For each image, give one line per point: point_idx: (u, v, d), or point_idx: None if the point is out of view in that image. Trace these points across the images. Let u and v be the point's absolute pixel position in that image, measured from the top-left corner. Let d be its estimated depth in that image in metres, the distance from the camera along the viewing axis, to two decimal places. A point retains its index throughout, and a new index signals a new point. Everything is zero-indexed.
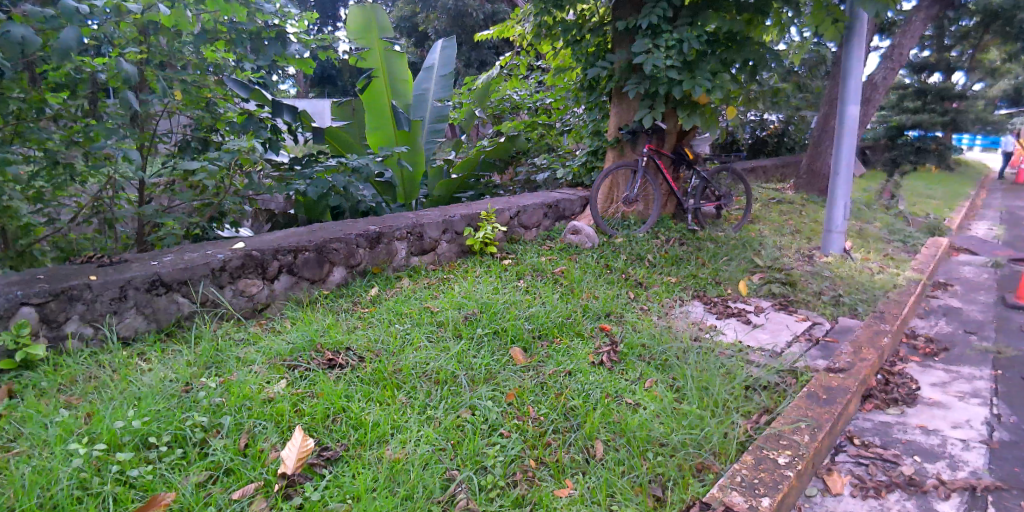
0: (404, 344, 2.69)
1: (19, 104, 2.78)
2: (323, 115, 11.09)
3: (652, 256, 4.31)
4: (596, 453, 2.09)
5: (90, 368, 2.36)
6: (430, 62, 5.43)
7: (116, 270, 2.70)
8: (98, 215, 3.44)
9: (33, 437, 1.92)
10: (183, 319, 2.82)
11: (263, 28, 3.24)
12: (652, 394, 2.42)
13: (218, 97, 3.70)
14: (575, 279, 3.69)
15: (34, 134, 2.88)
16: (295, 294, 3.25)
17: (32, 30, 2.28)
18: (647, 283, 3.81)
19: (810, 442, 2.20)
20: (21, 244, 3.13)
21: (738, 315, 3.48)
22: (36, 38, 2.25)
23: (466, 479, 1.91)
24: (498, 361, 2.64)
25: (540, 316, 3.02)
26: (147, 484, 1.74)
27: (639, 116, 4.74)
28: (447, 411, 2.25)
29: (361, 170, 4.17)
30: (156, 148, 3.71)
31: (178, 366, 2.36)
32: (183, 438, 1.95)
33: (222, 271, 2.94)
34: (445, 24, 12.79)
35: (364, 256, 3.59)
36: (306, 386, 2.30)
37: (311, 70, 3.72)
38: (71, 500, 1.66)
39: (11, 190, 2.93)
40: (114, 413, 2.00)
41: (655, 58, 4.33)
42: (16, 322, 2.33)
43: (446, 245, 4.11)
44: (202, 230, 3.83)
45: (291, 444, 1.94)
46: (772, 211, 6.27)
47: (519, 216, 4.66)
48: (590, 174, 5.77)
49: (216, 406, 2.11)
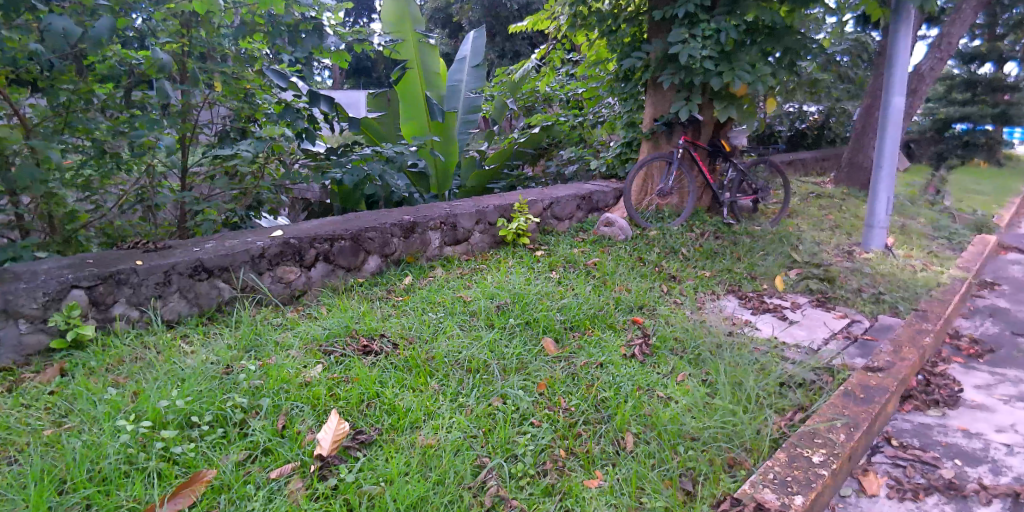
0: (436, 332, 2.73)
1: (67, 95, 2.92)
2: (358, 106, 11.17)
3: (687, 249, 4.24)
4: (627, 444, 2.09)
5: (136, 349, 2.46)
6: (463, 53, 5.44)
7: (161, 255, 2.79)
8: (142, 203, 3.56)
9: (83, 414, 2.02)
10: (224, 304, 2.91)
11: (301, 21, 3.36)
12: (684, 388, 2.41)
13: (256, 89, 3.75)
14: (608, 271, 3.67)
15: (82, 124, 3.02)
16: (331, 281, 3.31)
17: (72, 19, 2.38)
18: (681, 277, 3.76)
19: (846, 441, 2.15)
20: (69, 230, 3.27)
21: (774, 311, 3.41)
22: (76, 29, 2.36)
23: (497, 466, 1.94)
24: (529, 351, 2.65)
25: (572, 308, 3.01)
26: (190, 461, 1.83)
27: (675, 107, 4.69)
28: (479, 399, 2.27)
29: (396, 159, 4.17)
30: (198, 137, 3.82)
31: (219, 349, 2.44)
32: (224, 418, 2.02)
33: (261, 258, 3.02)
34: (480, 15, 12.69)
35: (398, 246, 3.64)
36: (342, 371, 2.35)
37: (347, 62, 3.76)
38: (119, 474, 1.76)
39: (60, 177, 3.07)
40: (159, 392, 2.07)
41: (692, 48, 4.25)
42: (67, 304, 2.44)
43: (479, 235, 4.13)
44: (241, 218, 3.99)
45: (327, 427, 2.00)
46: (811, 205, 6.11)
47: (552, 208, 4.64)
48: (625, 166, 5.72)
49: (256, 388, 2.17)
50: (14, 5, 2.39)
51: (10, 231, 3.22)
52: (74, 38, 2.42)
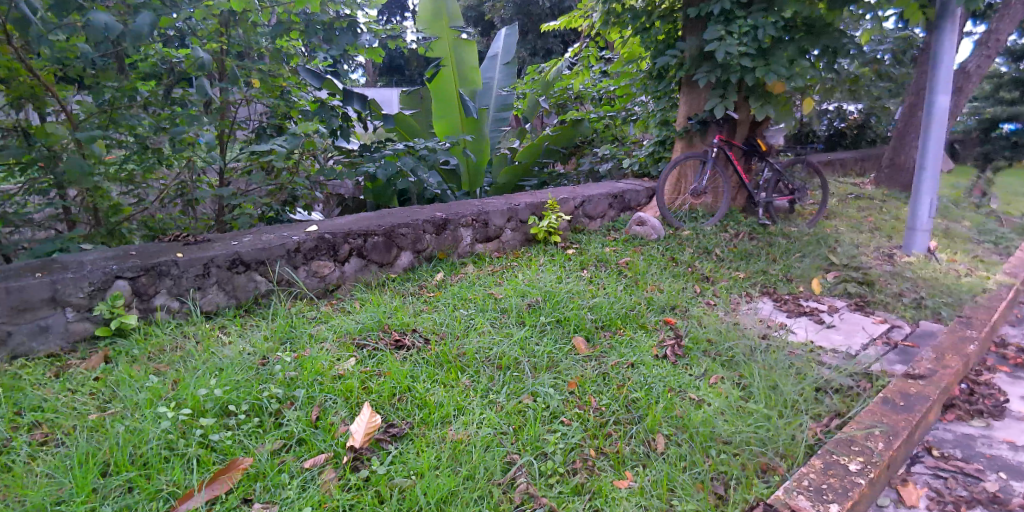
0: (468, 328, 2.74)
1: (111, 92, 3.03)
2: (392, 103, 11.30)
3: (721, 250, 4.18)
4: (658, 446, 2.07)
5: (176, 339, 2.53)
6: (495, 50, 5.45)
7: (200, 248, 2.87)
8: (182, 197, 3.67)
9: (126, 399, 2.09)
10: (260, 297, 2.97)
11: (335, 19, 3.41)
12: (717, 391, 2.37)
13: (292, 86, 3.80)
14: (639, 271, 3.63)
15: (126, 121, 3.14)
16: (364, 276, 3.35)
17: (115, 16, 2.45)
18: (715, 278, 3.70)
19: (885, 450, 2.08)
20: (112, 222, 3.38)
21: (810, 314, 3.33)
22: (117, 26, 2.43)
23: (527, 463, 1.94)
24: (560, 349, 2.64)
25: (603, 307, 2.99)
26: (227, 448, 1.89)
27: (709, 104, 4.62)
28: (510, 396, 2.27)
29: (428, 157, 4.20)
30: (236, 134, 3.91)
31: (256, 340, 2.49)
32: (260, 408, 2.07)
33: (297, 252, 3.07)
34: (512, 13, 12.70)
35: (430, 242, 3.66)
36: (374, 365, 2.38)
37: (380, 59, 3.80)
38: (159, 459, 1.82)
39: (105, 171, 3.18)
40: (198, 381, 2.13)
41: (728, 45, 4.19)
42: (111, 293, 2.54)
43: (510, 233, 4.13)
44: (277, 213, 4.07)
45: (359, 419, 2.03)
46: (850, 207, 5.95)
47: (584, 206, 4.61)
48: (658, 164, 5.66)
49: (291, 379, 2.22)
50: (65, 5, 2.48)
51: (59, 223, 3.35)
52: (116, 34, 2.50)
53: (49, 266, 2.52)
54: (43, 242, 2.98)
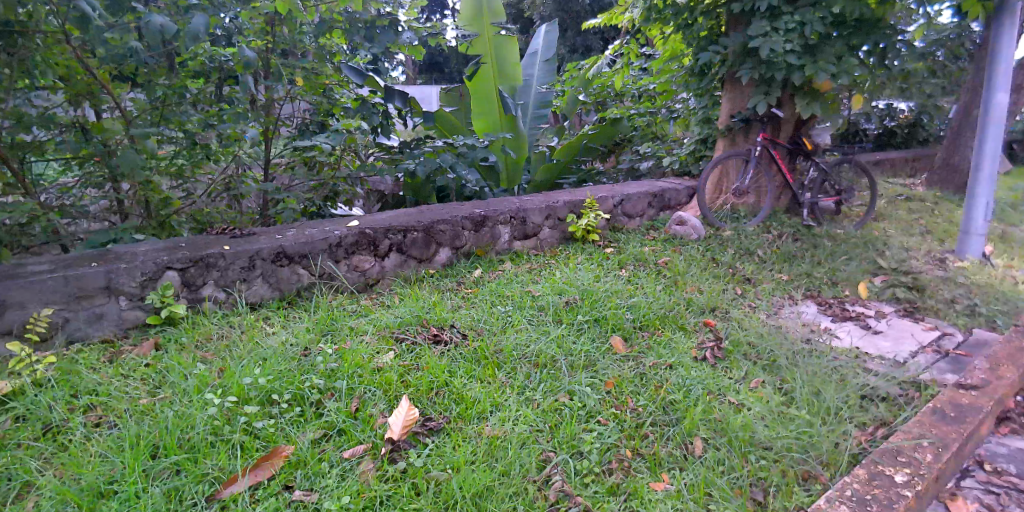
0: (506, 325, 2.75)
1: (163, 90, 3.16)
2: (431, 100, 11.40)
3: (763, 251, 4.08)
4: (695, 449, 2.04)
5: (222, 328, 2.62)
6: (535, 48, 5.47)
7: (246, 241, 2.96)
8: (228, 191, 3.78)
9: (175, 385, 2.17)
10: (303, 290, 3.04)
11: (377, 17, 3.46)
12: (758, 395, 2.32)
13: (336, 84, 3.91)
14: (679, 271, 3.58)
15: (176, 117, 3.26)
16: (404, 272, 3.40)
17: (170, 17, 2.55)
18: (757, 280, 3.62)
19: (934, 462, 2.00)
20: (163, 215, 3.51)
21: (857, 319, 3.22)
22: (172, 26, 2.52)
23: (563, 461, 1.94)
24: (598, 348, 2.63)
25: (642, 307, 2.96)
26: (270, 436, 1.94)
27: (752, 102, 4.53)
28: (547, 394, 2.27)
29: (468, 154, 4.23)
30: (280, 130, 4.01)
31: (299, 331, 2.56)
32: (302, 398, 2.13)
33: (338, 246, 3.13)
34: (552, 11, 12.65)
35: (468, 239, 3.69)
36: (413, 359, 2.41)
37: (421, 56, 3.84)
38: (205, 443, 1.89)
39: (157, 166, 3.30)
40: (243, 370, 2.20)
41: (773, 41, 4.08)
42: (162, 283, 2.64)
43: (549, 231, 4.13)
44: (318, 207, 4.17)
45: (397, 412, 2.06)
46: (900, 208, 5.73)
47: (623, 205, 4.57)
48: (699, 163, 5.57)
49: (331, 370, 2.27)
50: (120, 6, 2.58)
51: (113, 215, 3.50)
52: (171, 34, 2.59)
53: (105, 256, 2.64)
54: (99, 233, 3.11)
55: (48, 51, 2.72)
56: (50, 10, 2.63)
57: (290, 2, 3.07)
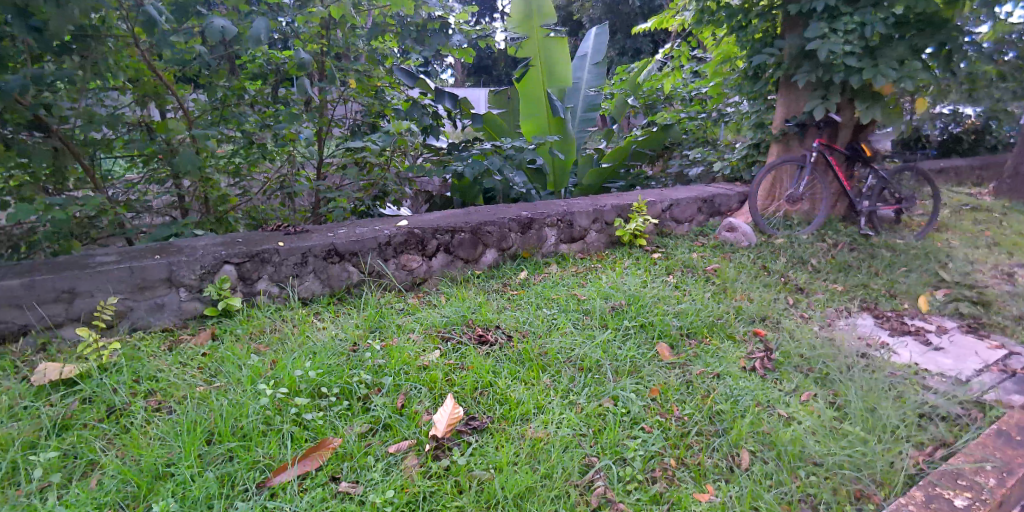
0: (551, 328, 2.76)
1: (224, 91, 3.32)
2: (479, 101, 11.48)
3: (817, 260, 3.96)
4: (742, 462, 2.00)
5: (275, 321, 2.71)
6: (584, 50, 5.46)
7: (300, 238, 3.05)
8: (282, 189, 3.91)
9: (230, 374, 2.26)
10: (352, 287, 3.12)
11: (427, 21, 3.50)
12: (809, 408, 2.25)
13: (387, 85, 3.98)
14: (728, 278, 3.51)
15: (235, 118, 3.40)
16: (450, 272, 3.44)
17: (231, 20, 2.65)
18: (810, 290, 3.51)
19: (997, 488, 1.90)
20: (221, 211, 3.66)
21: (916, 334, 3.09)
22: (232, 28, 2.62)
23: (606, 467, 1.93)
24: (644, 354, 2.60)
25: (689, 314, 2.92)
26: (318, 428, 2.00)
27: (808, 106, 4.40)
28: (591, 399, 2.26)
29: (515, 156, 4.23)
30: (332, 131, 4.12)
31: (348, 327, 2.63)
32: (350, 392, 2.18)
33: (387, 245, 3.19)
34: (601, 13, 12.57)
35: (515, 241, 3.71)
36: (458, 358, 2.44)
37: (470, 59, 3.90)
38: (258, 432, 1.96)
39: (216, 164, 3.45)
40: (295, 362, 2.27)
41: (832, 43, 3.94)
42: (219, 277, 2.75)
43: (595, 234, 4.11)
44: (368, 207, 4.29)
45: (442, 410, 2.09)
46: (964, 219, 5.46)
47: (672, 210, 4.51)
48: (751, 168, 5.44)
49: (379, 366, 2.32)
50: (184, 10, 2.70)
51: (175, 210, 3.66)
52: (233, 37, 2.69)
53: (167, 249, 2.78)
54: (162, 227, 3.27)
55: (119, 54, 2.87)
56: (121, 15, 2.78)
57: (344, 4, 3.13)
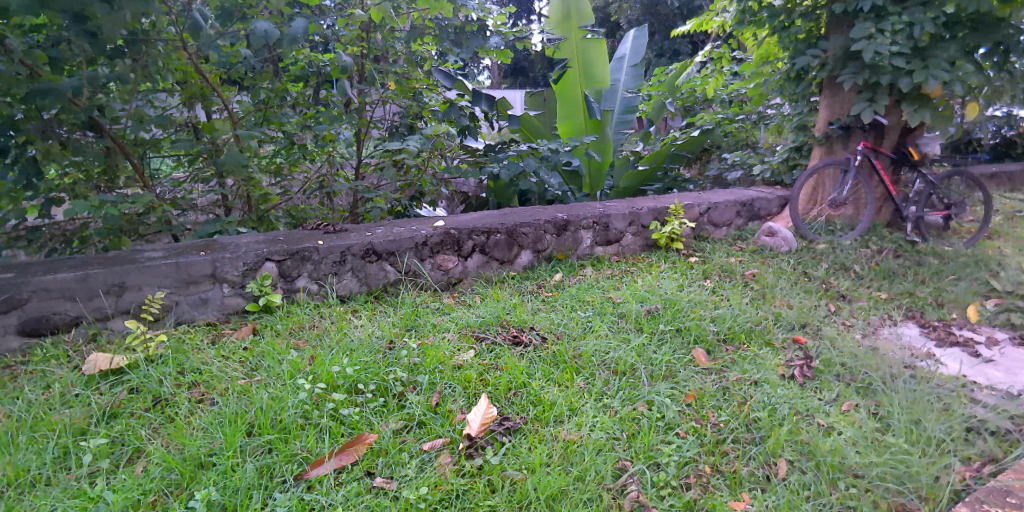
0: (585, 330, 2.75)
1: (267, 92, 3.46)
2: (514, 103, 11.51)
3: (860, 267, 3.85)
4: (779, 471, 1.96)
5: (314, 318, 2.78)
6: (622, 52, 5.42)
7: (339, 237, 3.12)
8: (322, 189, 4.00)
9: (270, 369, 2.33)
10: (389, 285, 3.17)
11: (466, 24, 3.59)
12: (850, 419, 2.19)
13: (425, 88, 4.02)
14: (767, 284, 3.44)
15: (278, 119, 3.49)
16: (485, 272, 3.47)
17: (274, 23, 2.70)
18: (852, 297, 3.41)
19: None
20: (262, 209, 3.77)
21: (964, 345, 2.97)
22: (275, 31, 2.67)
23: (639, 472, 1.92)
24: (679, 360, 2.57)
25: (726, 319, 2.88)
26: (354, 423, 2.05)
27: (855, 109, 4.26)
28: (625, 402, 2.25)
29: (551, 157, 4.22)
30: (370, 132, 4.19)
31: (384, 325, 2.67)
32: (386, 389, 2.22)
33: (424, 245, 3.24)
34: (639, 14, 12.46)
35: (550, 243, 3.71)
36: (492, 358, 2.46)
37: (507, 60, 3.89)
38: (296, 425, 2.02)
39: (259, 164, 3.54)
40: (333, 358, 2.33)
41: (879, 44, 3.81)
42: (261, 274, 2.84)
43: (631, 237, 4.07)
44: (404, 207, 4.39)
45: (476, 409, 2.11)
46: (1018, 226, 5.22)
47: (710, 213, 4.45)
48: (792, 172, 5.32)
49: (414, 364, 2.36)
50: (229, 14, 2.78)
51: (218, 208, 3.78)
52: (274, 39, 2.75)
53: (212, 246, 2.87)
54: (207, 224, 3.38)
55: (168, 58, 2.99)
56: (170, 19, 2.88)
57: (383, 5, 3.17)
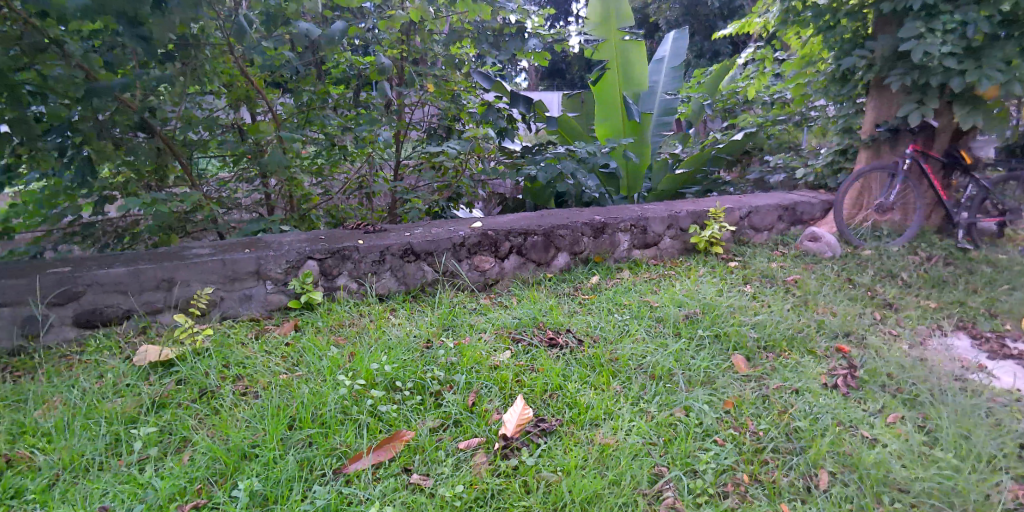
0: (622, 333, 2.75)
1: (310, 95, 3.57)
2: (551, 106, 11.50)
3: (907, 274, 3.72)
4: (820, 482, 1.92)
5: (354, 316, 2.84)
6: (661, 54, 5.37)
7: (379, 237, 3.18)
8: (361, 189, 4.08)
9: (311, 364, 2.39)
10: (427, 285, 3.22)
11: (504, 26, 3.60)
12: (896, 431, 2.12)
13: (463, 90, 4.04)
14: (810, 291, 3.36)
15: (320, 121, 3.58)
16: (522, 274, 3.48)
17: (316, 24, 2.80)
18: (899, 305, 3.30)
19: None
20: (304, 209, 3.87)
21: (1020, 358, 2.84)
22: (316, 31, 2.76)
23: (675, 478, 1.91)
24: (717, 366, 2.54)
25: (767, 325, 2.83)
26: (392, 420, 2.09)
27: (902, 111, 4.15)
28: (662, 408, 2.24)
29: (588, 160, 4.21)
30: (409, 134, 4.25)
31: (422, 324, 2.72)
32: (423, 387, 2.26)
33: (462, 246, 3.27)
34: (678, 14, 12.29)
35: (587, 245, 3.71)
36: (528, 359, 2.48)
37: (545, 62, 3.86)
38: (336, 420, 2.07)
39: (302, 165, 3.64)
40: (372, 356, 2.38)
41: (928, 44, 3.70)
42: (303, 271, 2.92)
43: (670, 240, 4.03)
44: (441, 208, 4.46)
45: (512, 410, 2.13)
46: None
47: (751, 217, 4.37)
48: (837, 176, 5.18)
49: (451, 364, 2.39)
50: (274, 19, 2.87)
51: (262, 208, 3.90)
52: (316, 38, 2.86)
53: (256, 244, 2.97)
54: (252, 222, 3.49)
55: (214, 62, 3.09)
56: (218, 25, 2.98)
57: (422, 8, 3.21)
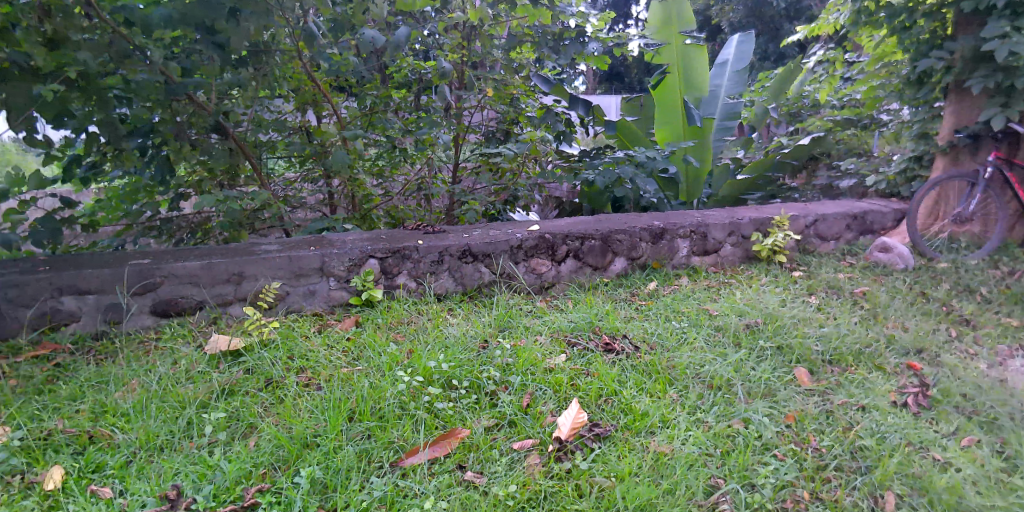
0: (680, 342, 2.71)
1: (374, 99, 3.74)
2: (609, 110, 11.43)
3: (987, 289, 3.50)
4: (886, 504, 1.85)
5: (412, 314, 2.92)
6: (724, 57, 5.26)
7: (438, 238, 3.26)
8: (421, 191, 4.18)
9: (371, 360, 2.48)
10: (484, 286, 3.28)
11: (564, 30, 3.66)
12: (971, 455, 2.01)
13: (522, 93, 4.07)
14: (880, 304, 3.22)
15: (382, 124, 3.70)
16: (578, 278, 3.49)
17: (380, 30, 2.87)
18: (978, 322, 3.11)
19: None
20: (366, 208, 4.00)
21: None
22: (380, 38, 2.83)
23: (732, 491, 1.88)
24: (778, 378, 2.48)
25: (833, 339, 2.73)
26: (448, 417, 2.14)
27: (985, 115, 3.92)
28: (719, 418, 2.20)
29: (647, 164, 4.18)
30: (467, 137, 4.33)
31: (479, 325, 2.77)
32: (479, 387, 2.31)
33: (519, 248, 3.31)
34: (742, 16, 11.97)
35: (645, 250, 3.67)
36: (584, 363, 2.49)
37: (604, 65, 3.89)
38: (394, 415, 2.14)
39: (365, 167, 3.76)
40: (430, 354, 2.45)
41: (1015, 43, 3.49)
42: (365, 269, 3.03)
43: (730, 248, 3.95)
44: (498, 211, 4.49)
45: (567, 413, 2.15)
46: None
47: (817, 226, 4.22)
48: (910, 183, 4.92)
49: (507, 365, 2.43)
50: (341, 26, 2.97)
51: (326, 207, 4.06)
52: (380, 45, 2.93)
53: (322, 242, 3.10)
54: (317, 221, 3.64)
55: (284, 67, 3.24)
56: (289, 32, 3.13)
57: (483, 12, 3.26)
